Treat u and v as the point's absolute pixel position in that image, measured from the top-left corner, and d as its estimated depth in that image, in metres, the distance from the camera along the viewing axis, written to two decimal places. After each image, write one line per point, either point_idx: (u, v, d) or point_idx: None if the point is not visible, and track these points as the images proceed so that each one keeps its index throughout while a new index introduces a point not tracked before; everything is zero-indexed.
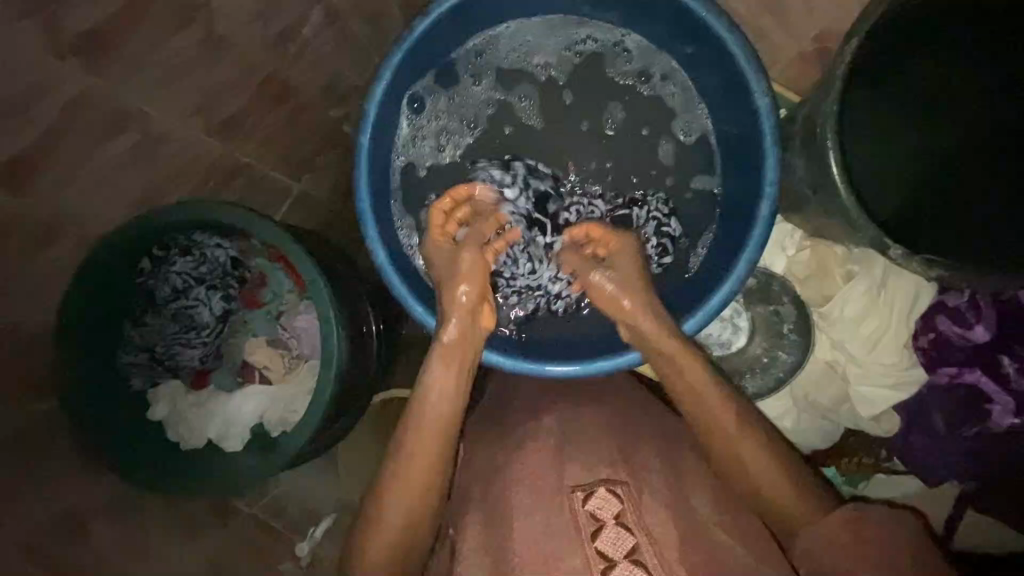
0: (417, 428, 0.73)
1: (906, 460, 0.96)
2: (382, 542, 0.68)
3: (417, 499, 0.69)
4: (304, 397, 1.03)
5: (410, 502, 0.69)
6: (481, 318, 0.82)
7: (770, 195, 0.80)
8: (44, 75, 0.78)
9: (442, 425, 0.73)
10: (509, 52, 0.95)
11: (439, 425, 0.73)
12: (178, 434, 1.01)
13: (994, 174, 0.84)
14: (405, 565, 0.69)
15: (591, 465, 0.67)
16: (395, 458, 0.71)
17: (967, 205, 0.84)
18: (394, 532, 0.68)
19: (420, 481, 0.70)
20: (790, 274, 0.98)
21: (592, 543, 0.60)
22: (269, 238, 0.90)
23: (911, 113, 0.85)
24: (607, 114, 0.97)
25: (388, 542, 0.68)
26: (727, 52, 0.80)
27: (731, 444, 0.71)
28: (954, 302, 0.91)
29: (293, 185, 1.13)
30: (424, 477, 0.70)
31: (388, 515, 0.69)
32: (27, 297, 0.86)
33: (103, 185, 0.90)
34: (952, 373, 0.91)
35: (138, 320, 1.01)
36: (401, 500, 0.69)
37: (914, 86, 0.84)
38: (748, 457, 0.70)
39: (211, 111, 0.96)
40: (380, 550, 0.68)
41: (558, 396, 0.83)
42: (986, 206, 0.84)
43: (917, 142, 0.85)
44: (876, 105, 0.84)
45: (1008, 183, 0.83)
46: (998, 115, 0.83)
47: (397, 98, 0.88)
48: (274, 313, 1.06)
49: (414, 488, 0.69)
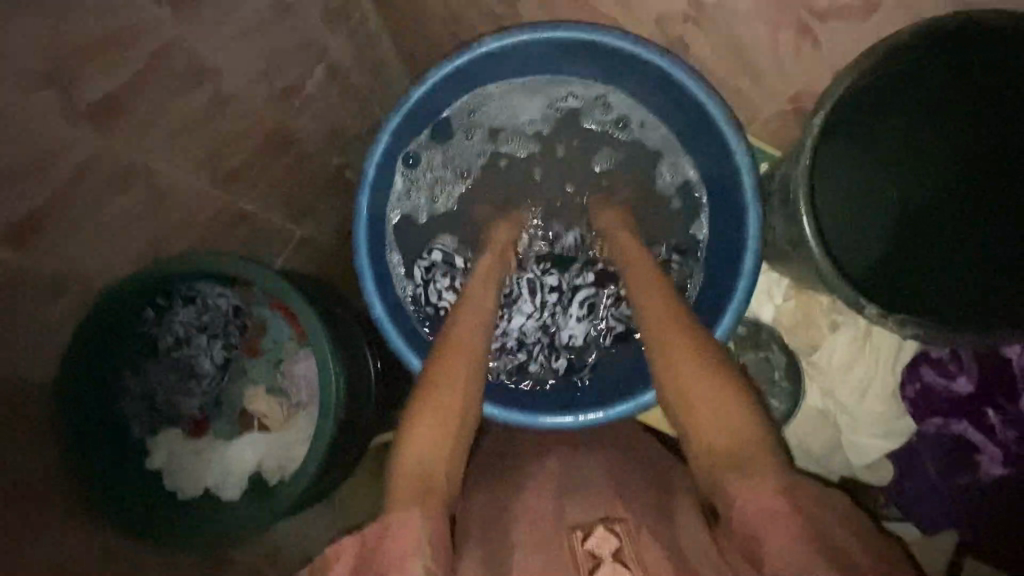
0: (451, 341, 0.77)
1: (904, 508, 0.93)
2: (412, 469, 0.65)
3: (451, 405, 0.70)
4: (301, 444, 1.03)
5: (445, 429, 0.68)
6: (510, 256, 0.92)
7: (754, 249, 0.81)
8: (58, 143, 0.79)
9: (474, 340, 0.77)
10: (497, 110, 0.98)
11: (471, 340, 0.77)
12: (176, 484, 1.01)
13: (1003, 179, 0.79)
14: (431, 480, 0.64)
15: (589, 508, 0.64)
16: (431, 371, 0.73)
17: (970, 220, 0.81)
18: (427, 456, 0.66)
19: (457, 407, 0.71)
20: (777, 323, 0.96)
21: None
22: (271, 290, 0.91)
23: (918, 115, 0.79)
24: (597, 158, 1.00)
25: (421, 463, 0.65)
26: (706, 111, 0.83)
27: (706, 410, 0.66)
28: (937, 353, 0.90)
29: (296, 230, 1.17)
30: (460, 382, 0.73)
31: (423, 434, 0.68)
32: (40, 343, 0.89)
33: (112, 239, 0.93)
34: (940, 423, 0.90)
35: (139, 369, 1.03)
36: (435, 405, 0.70)
37: (913, 116, 0.80)
38: (729, 430, 0.63)
39: (216, 164, 0.99)
40: (413, 474, 0.64)
41: (556, 449, 0.81)
42: (988, 215, 0.81)
43: (928, 141, 0.80)
44: (872, 121, 0.80)
45: (1015, 188, 0.79)
46: (1003, 112, 0.77)
47: (394, 155, 0.92)
48: (273, 361, 1.07)
49: (451, 409, 0.70)
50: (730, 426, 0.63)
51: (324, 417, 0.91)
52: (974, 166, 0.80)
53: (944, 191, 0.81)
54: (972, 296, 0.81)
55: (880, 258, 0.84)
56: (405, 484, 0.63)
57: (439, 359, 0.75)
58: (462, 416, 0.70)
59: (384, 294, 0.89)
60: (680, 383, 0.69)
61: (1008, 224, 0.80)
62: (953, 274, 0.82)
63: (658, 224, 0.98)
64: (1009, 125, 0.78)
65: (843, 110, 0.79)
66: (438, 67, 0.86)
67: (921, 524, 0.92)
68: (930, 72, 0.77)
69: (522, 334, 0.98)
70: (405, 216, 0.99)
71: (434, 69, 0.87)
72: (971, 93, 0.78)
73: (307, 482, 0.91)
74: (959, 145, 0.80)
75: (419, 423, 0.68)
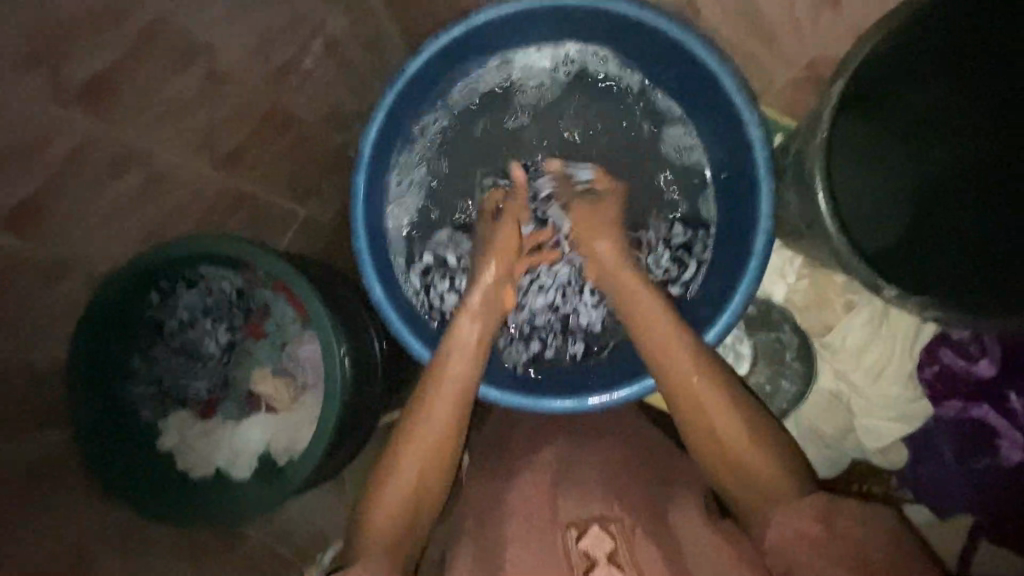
0: (438, 387, 0.75)
1: (920, 493, 0.91)
2: (383, 523, 0.68)
3: (433, 452, 0.72)
4: (308, 426, 1.03)
5: (418, 486, 0.71)
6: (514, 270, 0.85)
7: (766, 227, 0.77)
8: (45, 125, 0.78)
9: (462, 389, 0.76)
10: (496, 86, 0.94)
11: (458, 390, 0.75)
12: (188, 464, 1.02)
13: (995, 156, 0.78)
14: (405, 519, 0.70)
15: (585, 500, 0.65)
16: (413, 417, 0.74)
17: (958, 202, 0.80)
18: (396, 512, 0.69)
19: (434, 466, 0.72)
20: (790, 303, 0.93)
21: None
22: (272, 272, 0.90)
23: (945, 87, 0.76)
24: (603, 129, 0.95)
25: (394, 518, 0.69)
26: (717, 82, 0.79)
27: (723, 423, 0.68)
28: (958, 335, 0.87)
29: (299, 210, 1.14)
30: (442, 433, 0.73)
31: (396, 490, 0.70)
32: (44, 328, 0.90)
33: (115, 223, 0.92)
34: (958, 407, 0.88)
35: (146, 352, 1.04)
36: (416, 454, 0.72)
37: (902, 104, 0.79)
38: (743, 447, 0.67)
39: (213, 146, 0.97)
40: (383, 529, 0.68)
41: (560, 435, 0.79)
42: (982, 193, 0.79)
43: (958, 119, 0.78)
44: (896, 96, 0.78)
45: (1004, 164, 0.77)
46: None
47: (392, 133, 0.89)
48: (278, 344, 1.07)
49: (423, 469, 0.72)
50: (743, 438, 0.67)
51: (330, 398, 0.91)
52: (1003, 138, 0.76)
53: (942, 178, 0.80)
54: (975, 272, 0.77)
55: (886, 245, 0.81)
56: (382, 531, 0.68)
57: (415, 420, 0.74)
58: (441, 465, 0.73)
59: (384, 278, 0.87)
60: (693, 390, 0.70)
61: (1003, 203, 0.77)
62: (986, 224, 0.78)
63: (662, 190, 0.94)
64: (985, 102, 0.76)
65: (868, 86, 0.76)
66: (435, 38, 0.83)
67: (936, 507, 0.90)
68: (914, 60, 0.74)
69: (531, 316, 0.94)
70: (405, 208, 0.95)
71: (432, 40, 0.83)
72: (951, 74, 0.75)
73: (314, 464, 0.91)
74: (943, 132, 0.79)
75: (394, 479, 0.71)
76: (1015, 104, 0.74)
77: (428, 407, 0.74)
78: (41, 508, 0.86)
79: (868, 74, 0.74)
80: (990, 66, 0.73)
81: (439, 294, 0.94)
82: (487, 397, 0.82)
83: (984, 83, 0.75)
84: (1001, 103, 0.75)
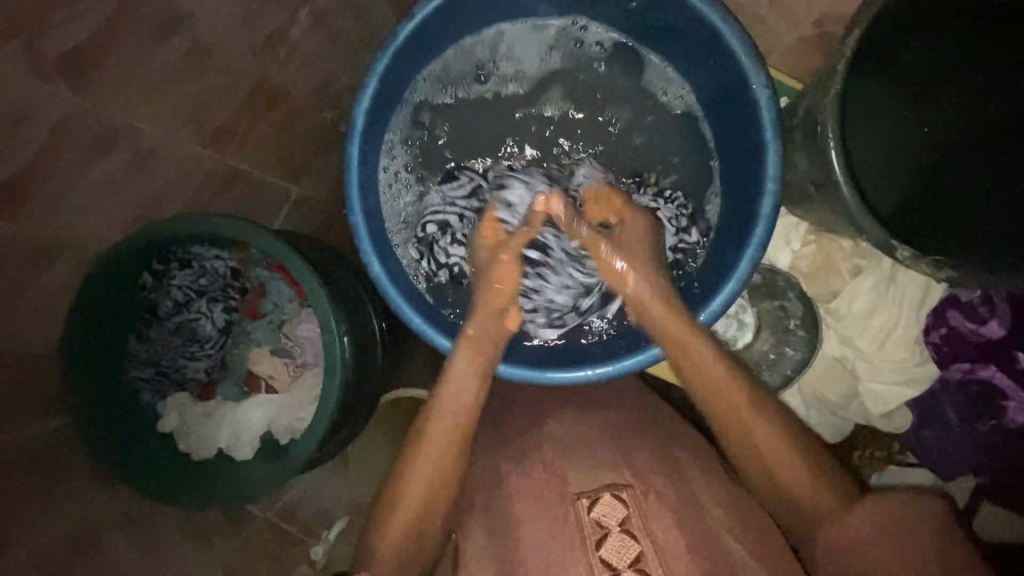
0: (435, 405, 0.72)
1: (919, 453, 0.92)
2: (412, 495, 0.66)
3: (440, 474, 0.68)
4: (310, 405, 1.02)
5: (428, 500, 0.66)
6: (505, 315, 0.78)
7: (772, 191, 0.76)
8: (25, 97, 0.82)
9: (463, 407, 0.72)
10: (491, 51, 0.91)
11: (459, 406, 0.72)
12: (188, 446, 1.02)
13: (991, 153, 0.78)
14: (426, 540, 0.65)
15: (595, 472, 0.64)
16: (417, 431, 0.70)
17: (948, 195, 0.80)
18: (419, 500, 0.66)
19: (439, 483, 0.67)
20: (795, 271, 0.93)
21: (596, 552, 0.57)
22: (267, 247, 0.87)
23: (958, 85, 0.78)
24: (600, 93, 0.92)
25: (408, 532, 0.64)
26: (720, 43, 0.77)
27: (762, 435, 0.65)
28: (967, 297, 0.88)
29: (291, 189, 1.06)
30: (445, 460, 0.68)
31: (409, 502, 0.65)
32: (34, 314, 0.87)
33: (103, 198, 0.90)
34: (964, 369, 0.88)
35: (142, 334, 1.02)
36: (421, 472, 0.67)
37: (890, 82, 0.80)
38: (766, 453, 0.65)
39: (204, 122, 0.96)
40: (396, 532, 0.64)
41: (568, 405, 0.77)
42: (974, 194, 0.79)
43: (961, 119, 0.79)
44: (867, 87, 0.81)
45: (995, 167, 0.78)
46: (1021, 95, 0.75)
47: (387, 101, 0.86)
48: (276, 324, 1.05)
49: (426, 494, 0.66)
50: (721, 373, 0.69)
51: (331, 375, 0.90)
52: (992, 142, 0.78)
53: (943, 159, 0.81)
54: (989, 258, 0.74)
55: (890, 213, 0.81)
56: (397, 543, 0.64)
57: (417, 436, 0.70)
58: (443, 484, 0.67)
59: (382, 253, 0.84)
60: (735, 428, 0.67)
61: (997, 203, 0.77)
62: (994, 217, 0.76)
63: (648, 158, 0.92)
64: (986, 101, 0.77)
65: (857, 75, 0.79)
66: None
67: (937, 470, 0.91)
68: (917, 34, 0.75)
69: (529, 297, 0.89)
70: (404, 186, 0.92)
71: (424, 4, 0.81)
72: (955, 59, 0.77)
73: (315, 443, 0.90)
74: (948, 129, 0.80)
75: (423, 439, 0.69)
76: (1018, 102, 0.76)
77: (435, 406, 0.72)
78: (51, 499, 0.88)
79: (881, 27, 0.71)
80: (992, 66, 0.76)
81: (438, 271, 0.91)
82: (515, 376, 0.79)
83: (981, 78, 0.77)
84: (1004, 102, 0.76)
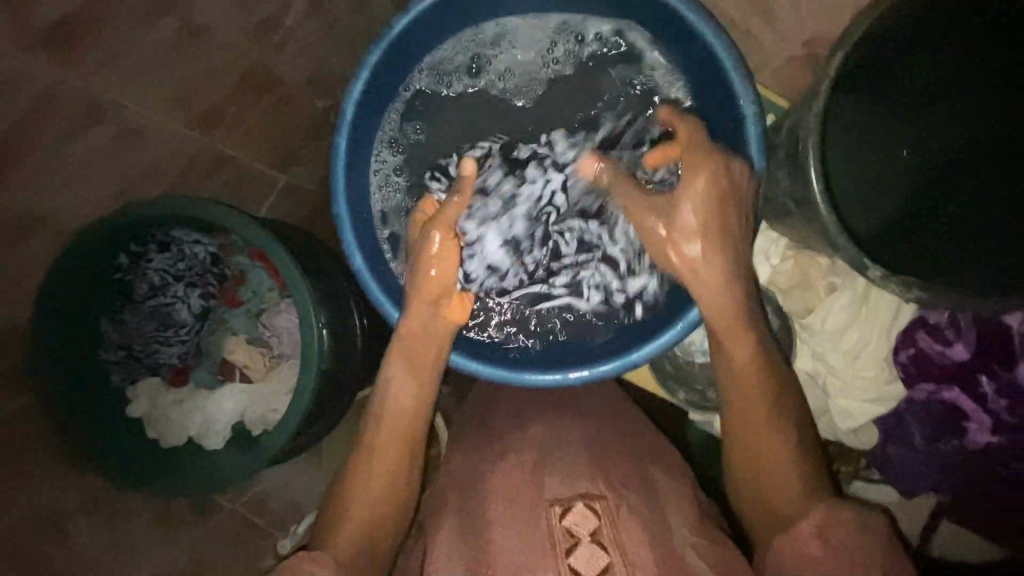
0: (379, 424, 0.72)
1: (884, 470, 0.94)
2: (374, 486, 0.68)
3: (386, 482, 0.69)
4: (285, 397, 1.01)
5: (378, 506, 0.68)
6: (445, 311, 0.76)
7: (756, 205, 0.76)
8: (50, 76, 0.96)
9: (408, 425, 0.72)
10: (486, 47, 0.90)
11: (404, 425, 0.72)
12: (157, 432, 1.00)
13: (991, 152, 0.79)
14: (377, 532, 0.67)
15: (570, 480, 0.63)
16: (366, 445, 0.71)
17: (949, 195, 0.81)
18: (379, 491, 0.68)
19: (386, 489, 0.68)
20: (774, 285, 0.94)
21: (565, 560, 0.56)
22: (249, 235, 0.86)
23: (964, 87, 0.78)
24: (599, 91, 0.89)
25: (360, 531, 0.66)
26: (713, 55, 0.78)
27: (774, 435, 0.66)
28: (935, 319, 0.88)
29: (279, 176, 1.03)
30: (391, 467, 0.70)
31: (354, 506, 0.67)
32: (27, 273, 0.97)
33: (89, 181, 0.98)
34: (929, 391, 0.89)
35: (115, 316, 1.00)
36: (369, 480, 0.68)
37: (885, 90, 0.80)
38: (762, 458, 0.66)
39: (191, 106, 1.01)
40: (358, 522, 0.67)
41: (545, 408, 0.77)
42: (974, 194, 0.80)
43: (961, 122, 0.80)
44: (865, 102, 0.81)
45: (995, 165, 0.79)
46: (1020, 98, 0.77)
47: (379, 93, 0.85)
48: (254, 313, 1.02)
49: (374, 499, 0.68)
50: (755, 366, 0.69)
51: (306, 368, 0.88)
52: (996, 140, 0.79)
53: (932, 171, 0.81)
54: (972, 270, 0.78)
55: (879, 229, 0.82)
56: (354, 543, 0.65)
57: (363, 448, 0.71)
58: (392, 493, 0.69)
59: (366, 246, 0.83)
60: (763, 425, 0.67)
61: (1000, 202, 0.79)
62: (995, 216, 0.79)
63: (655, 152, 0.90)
64: (989, 101, 0.78)
65: (841, 95, 0.80)
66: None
67: (902, 488, 0.93)
68: (920, 34, 0.75)
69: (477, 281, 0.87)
70: (389, 180, 0.90)
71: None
72: (956, 59, 0.77)
73: (290, 434, 0.88)
74: (947, 129, 0.80)
75: (369, 455, 0.70)
76: (1017, 102, 0.77)
77: (379, 421, 0.72)
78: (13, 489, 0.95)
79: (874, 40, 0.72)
80: (992, 67, 0.76)
81: None
82: (489, 377, 0.78)
83: (981, 78, 0.77)
84: (1004, 105, 0.78)
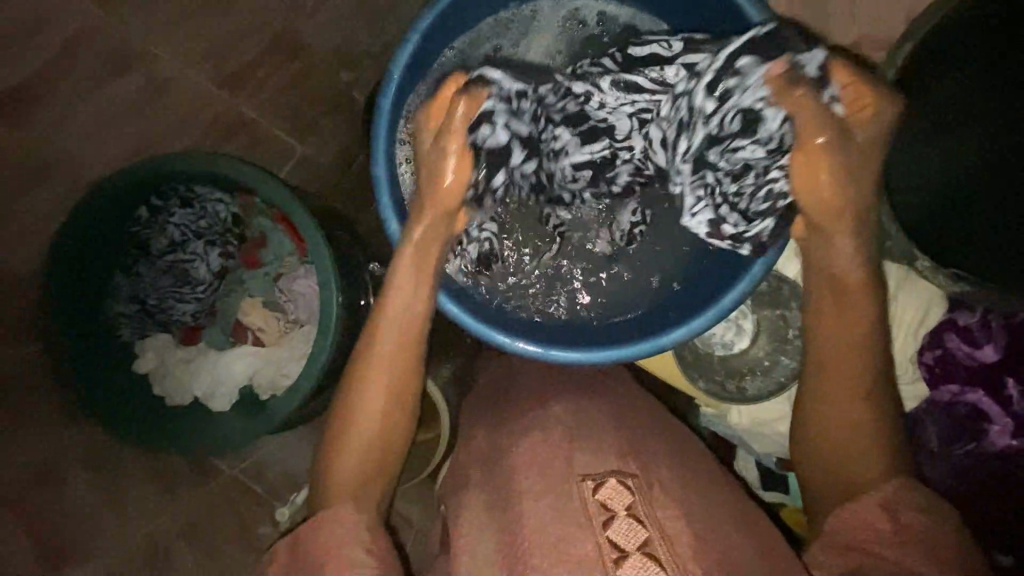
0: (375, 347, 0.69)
1: None
2: (376, 396, 0.67)
3: (389, 413, 0.68)
4: (297, 362, 0.98)
5: (382, 437, 0.68)
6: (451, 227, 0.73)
7: None
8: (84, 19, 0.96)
9: (405, 345, 0.70)
10: (522, 29, 0.89)
11: (399, 345, 0.69)
12: (165, 390, 0.98)
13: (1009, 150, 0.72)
14: (383, 464, 0.68)
15: (600, 456, 0.63)
16: (361, 373, 0.69)
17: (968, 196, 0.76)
18: (379, 429, 0.67)
19: (392, 421, 0.68)
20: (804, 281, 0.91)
21: (603, 533, 0.55)
22: (273, 197, 0.85)
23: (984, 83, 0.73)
24: None
25: (358, 468, 0.66)
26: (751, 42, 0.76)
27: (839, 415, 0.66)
28: (964, 321, 0.88)
29: (295, 146, 1.02)
30: (390, 398, 0.68)
31: (352, 443, 0.67)
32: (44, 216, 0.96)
33: (113, 130, 0.98)
34: (953, 391, 0.87)
35: (131, 269, 1.00)
36: (369, 414, 0.67)
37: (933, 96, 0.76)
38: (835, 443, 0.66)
39: (222, 63, 1.00)
40: (359, 456, 0.66)
41: (572, 387, 0.77)
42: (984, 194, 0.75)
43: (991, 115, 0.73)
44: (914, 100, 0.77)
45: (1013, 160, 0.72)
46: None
47: (424, 62, 0.84)
48: (272, 277, 1.02)
49: (377, 430, 0.67)
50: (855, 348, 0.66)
51: (322, 335, 0.87)
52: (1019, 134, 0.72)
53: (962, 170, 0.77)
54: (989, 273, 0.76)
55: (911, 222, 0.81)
56: (357, 477, 0.66)
57: (362, 378, 0.68)
58: (397, 424, 0.69)
59: (402, 211, 0.82)
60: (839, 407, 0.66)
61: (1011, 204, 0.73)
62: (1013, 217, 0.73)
63: None
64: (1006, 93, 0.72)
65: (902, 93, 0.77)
66: None
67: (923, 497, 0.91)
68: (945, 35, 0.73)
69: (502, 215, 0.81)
70: None
71: None
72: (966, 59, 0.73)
73: (301, 398, 0.87)
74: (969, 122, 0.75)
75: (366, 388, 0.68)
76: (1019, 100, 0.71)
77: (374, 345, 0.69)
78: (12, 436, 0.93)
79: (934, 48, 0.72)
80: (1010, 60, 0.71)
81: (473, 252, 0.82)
82: (516, 349, 0.77)
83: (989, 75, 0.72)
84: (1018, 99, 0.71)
